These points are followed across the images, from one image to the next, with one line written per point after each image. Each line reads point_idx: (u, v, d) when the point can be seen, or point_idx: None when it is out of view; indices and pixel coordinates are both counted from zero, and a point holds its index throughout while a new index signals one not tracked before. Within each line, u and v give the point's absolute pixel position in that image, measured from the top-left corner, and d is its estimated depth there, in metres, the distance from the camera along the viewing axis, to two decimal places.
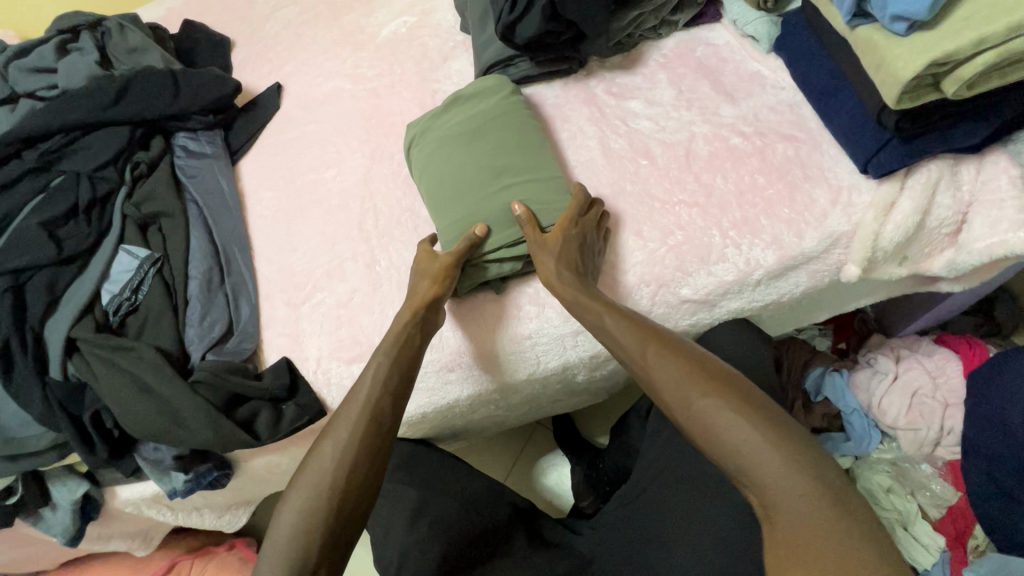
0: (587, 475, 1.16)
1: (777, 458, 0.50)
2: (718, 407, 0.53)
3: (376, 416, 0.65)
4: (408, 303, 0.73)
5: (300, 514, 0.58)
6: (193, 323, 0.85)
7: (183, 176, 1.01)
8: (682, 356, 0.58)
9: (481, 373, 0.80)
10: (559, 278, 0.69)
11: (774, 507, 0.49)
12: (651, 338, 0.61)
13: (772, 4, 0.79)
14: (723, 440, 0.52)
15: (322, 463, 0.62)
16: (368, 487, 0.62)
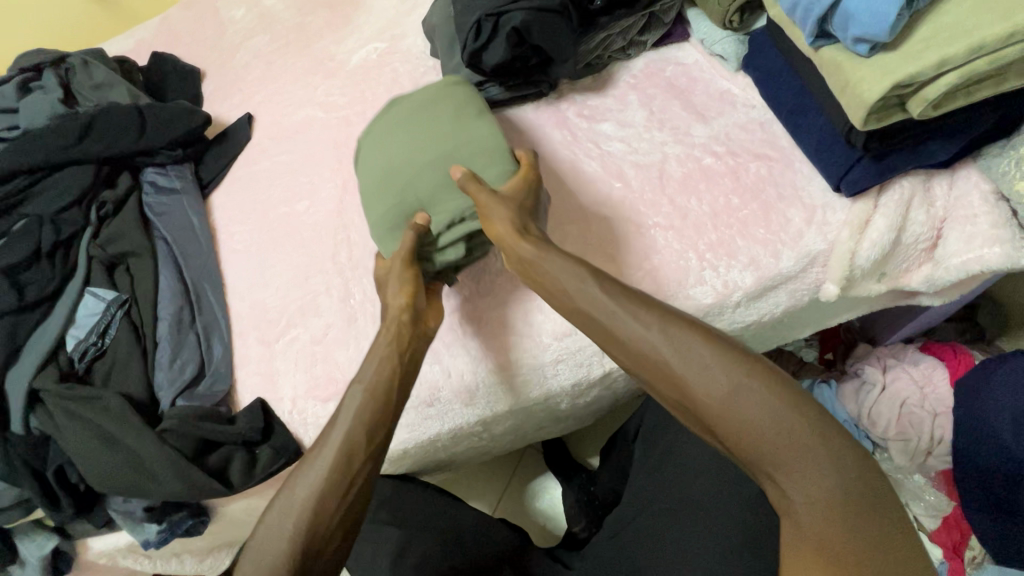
0: (580, 498, 1.14)
1: (807, 442, 0.47)
2: (739, 386, 0.50)
3: (351, 442, 0.61)
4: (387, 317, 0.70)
5: (265, 562, 0.54)
6: (162, 367, 0.83)
7: (151, 213, 0.98)
8: (690, 330, 0.54)
9: (461, 407, 0.78)
10: (536, 258, 0.64)
11: (799, 495, 0.47)
12: (652, 313, 0.56)
13: (738, 23, 0.77)
14: (746, 424, 0.49)
15: (292, 503, 0.58)
16: (343, 517, 0.58)
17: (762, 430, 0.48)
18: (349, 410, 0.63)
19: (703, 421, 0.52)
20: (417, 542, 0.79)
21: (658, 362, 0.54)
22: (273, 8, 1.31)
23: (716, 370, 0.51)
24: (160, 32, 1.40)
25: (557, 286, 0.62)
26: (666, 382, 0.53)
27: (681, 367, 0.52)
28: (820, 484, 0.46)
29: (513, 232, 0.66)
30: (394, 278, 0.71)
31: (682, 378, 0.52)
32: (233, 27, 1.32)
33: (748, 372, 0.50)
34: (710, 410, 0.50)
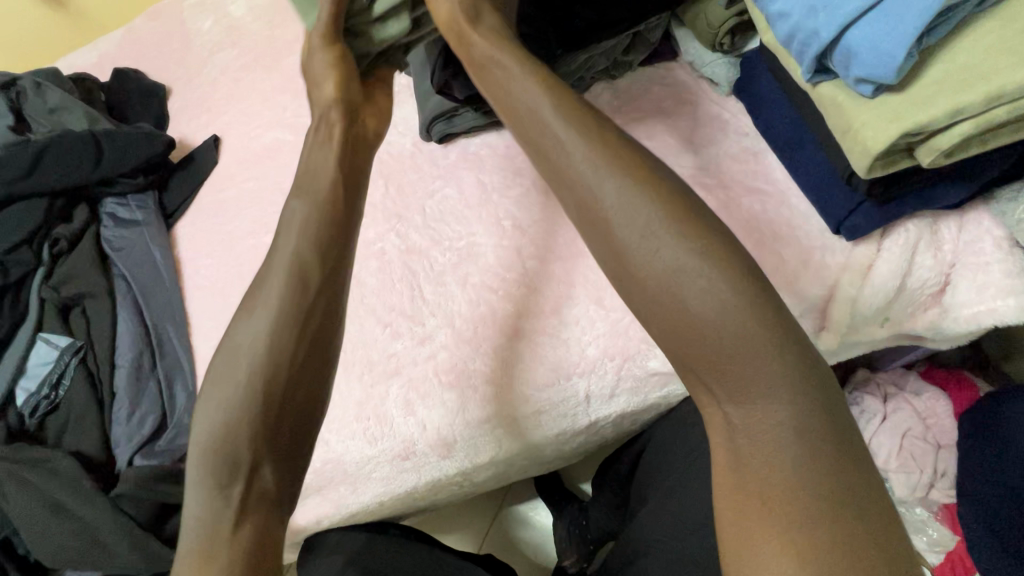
0: (569, 530, 1.08)
1: (766, 353, 0.42)
2: (697, 270, 0.43)
3: (303, 269, 0.53)
4: (320, 144, 0.59)
5: (222, 410, 0.49)
6: (120, 421, 0.78)
7: (110, 249, 0.93)
8: (649, 194, 0.45)
9: (437, 460, 0.73)
10: (494, 58, 0.54)
11: (745, 409, 0.42)
12: (621, 168, 0.46)
13: (728, 45, 0.72)
14: (702, 322, 0.42)
15: (243, 339, 0.51)
16: (301, 366, 0.51)
17: (718, 330, 0.42)
18: (284, 251, 0.54)
19: (644, 309, 0.45)
20: None
21: (614, 227, 0.45)
22: (241, 19, 1.23)
23: (682, 252, 0.43)
24: (125, 45, 1.32)
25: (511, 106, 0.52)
26: (617, 253, 0.45)
27: (638, 241, 0.44)
28: (773, 406, 0.41)
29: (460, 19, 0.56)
30: (313, 56, 0.61)
31: (642, 253, 0.44)
32: (200, 40, 1.25)
33: (717, 261, 0.43)
34: (661, 297, 0.43)
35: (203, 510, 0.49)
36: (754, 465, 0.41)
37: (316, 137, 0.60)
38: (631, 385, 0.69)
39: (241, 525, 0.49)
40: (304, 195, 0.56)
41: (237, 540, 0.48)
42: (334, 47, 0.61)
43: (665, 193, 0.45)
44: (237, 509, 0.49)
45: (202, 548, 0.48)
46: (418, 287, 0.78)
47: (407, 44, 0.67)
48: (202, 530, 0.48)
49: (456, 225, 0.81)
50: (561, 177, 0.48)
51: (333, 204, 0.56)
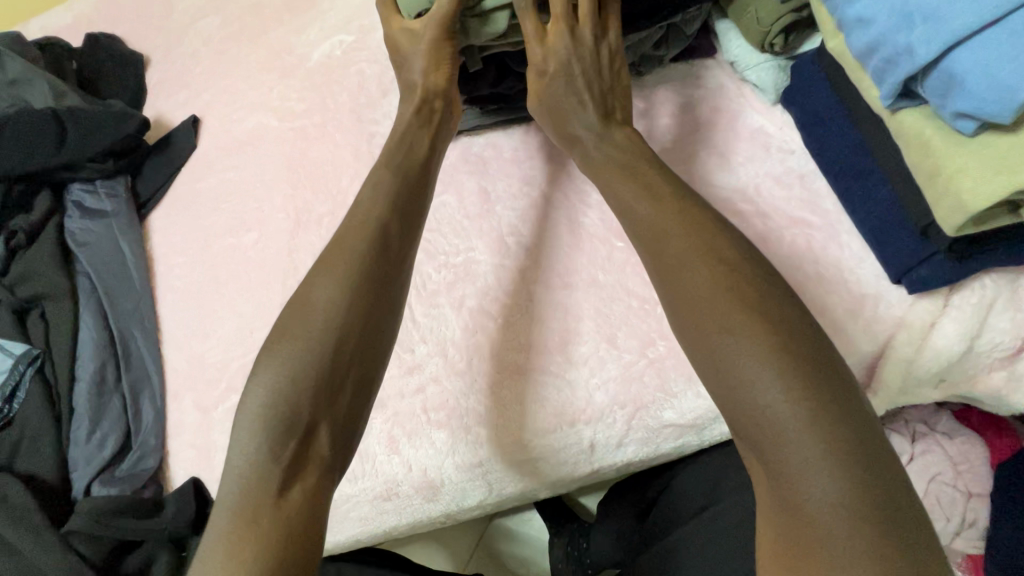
0: (567, 551, 1.03)
1: (813, 433, 0.40)
2: (739, 333, 0.44)
3: (383, 233, 0.57)
4: (403, 118, 0.65)
5: (285, 366, 0.50)
6: (79, 441, 0.71)
7: (73, 243, 0.84)
8: (700, 253, 0.48)
9: (421, 501, 0.67)
10: (570, 113, 0.61)
11: (788, 488, 0.41)
12: (687, 229, 0.50)
13: (780, 47, 0.61)
14: (747, 387, 0.43)
15: (320, 298, 0.53)
16: (366, 340, 0.53)
17: (761, 399, 0.42)
18: (358, 226, 0.57)
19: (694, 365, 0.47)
20: None
21: (673, 281, 0.49)
22: None
23: (734, 317, 0.45)
24: (100, 6, 1.20)
25: (591, 154, 0.60)
26: (675, 306, 0.48)
27: (691, 301, 0.47)
28: (816, 489, 0.39)
29: (535, 75, 0.62)
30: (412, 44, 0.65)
31: (695, 311, 0.47)
32: (181, 4, 1.13)
33: (765, 329, 0.44)
34: (709, 357, 0.45)
35: (252, 466, 0.48)
36: (794, 545, 0.40)
37: (405, 120, 0.65)
38: (642, 435, 0.62)
39: (288, 490, 0.48)
40: (381, 182, 0.60)
41: (279, 512, 0.47)
42: (424, 48, 0.63)
43: (726, 258, 0.47)
44: (287, 471, 0.48)
45: (241, 508, 0.47)
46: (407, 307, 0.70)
47: (484, 47, 0.66)
48: (246, 486, 0.48)
49: (453, 238, 0.72)
50: (635, 228, 0.53)
51: (409, 191, 0.60)
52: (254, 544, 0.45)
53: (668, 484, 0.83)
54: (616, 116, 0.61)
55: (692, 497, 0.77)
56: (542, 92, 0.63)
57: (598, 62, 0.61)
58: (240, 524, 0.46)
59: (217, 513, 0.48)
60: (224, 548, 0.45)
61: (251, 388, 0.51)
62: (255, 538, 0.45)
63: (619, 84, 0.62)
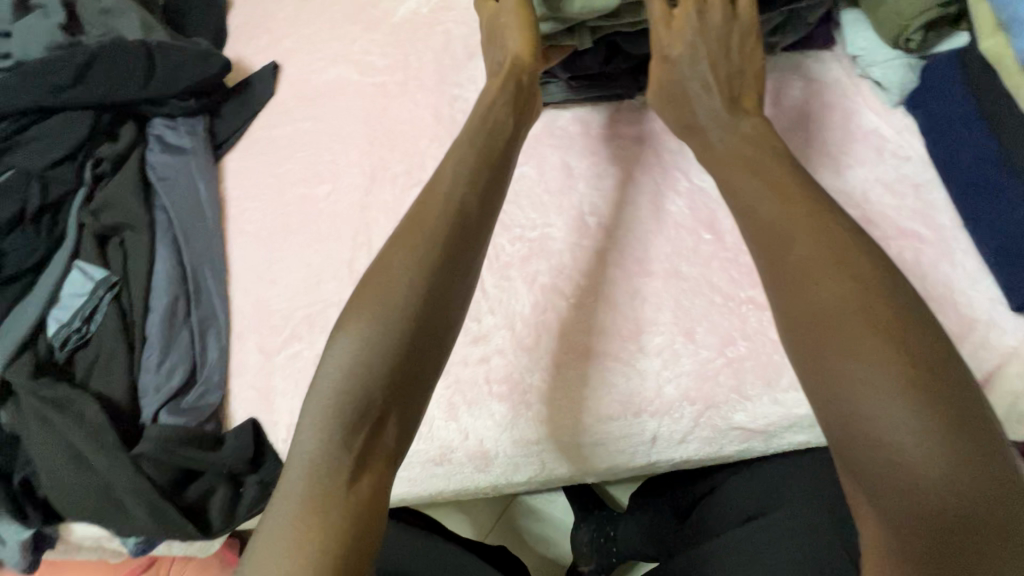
0: (592, 536, 1.04)
1: (940, 481, 0.38)
2: (869, 360, 0.41)
3: (465, 214, 0.55)
4: (488, 92, 0.63)
5: (358, 347, 0.48)
6: (149, 368, 0.74)
7: (153, 177, 0.86)
8: (833, 268, 0.45)
9: (473, 470, 0.67)
10: (694, 98, 0.60)
11: (897, 532, 0.39)
12: (819, 240, 0.47)
13: (916, 45, 0.60)
14: (866, 419, 0.40)
15: (398, 275, 0.51)
16: (446, 324, 0.51)
17: (883, 436, 0.40)
18: (441, 203, 0.55)
19: (808, 385, 0.45)
20: None
21: (794, 294, 0.46)
22: None
23: (862, 341, 0.42)
24: None
25: (714, 150, 0.57)
26: (793, 319, 0.46)
27: (817, 318, 0.44)
28: (931, 538, 0.38)
29: (657, 57, 0.61)
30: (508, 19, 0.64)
31: (817, 328, 0.44)
32: None
33: (902, 360, 0.41)
34: (827, 381, 0.43)
35: (320, 451, 0.46)
36: None
37: (490, 97, 0.62)
38: (707, 434, 0.60)
39: (358, 479, 0.46)
40: (465, 160, 0.58)
41: (347, 502, 0.45)
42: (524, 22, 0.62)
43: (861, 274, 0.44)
44: (354, 463, 0.46)
45: (310, 495, 0.45)
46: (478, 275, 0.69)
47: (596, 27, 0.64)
48: (316, 470, 0.45)
49: (531, 211, 0.71)
50: (760, 235, 0.50)
51: (492, 171, 0.58)
52: (325, 532, 0.43)
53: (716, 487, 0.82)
54: (743, 105, 0.58)
55: (743, 502, 0.76)
56: (665, 74, 0.61)
57: (730, 42, 0.59)
58: (308, 511, 0.44)
59: (282, 499, 0.45)
60: (292, 535, 0.43)
61: (326, 362, 0.48)
62: (328, 524, 0.44)
63: (751, 68, 0.59)
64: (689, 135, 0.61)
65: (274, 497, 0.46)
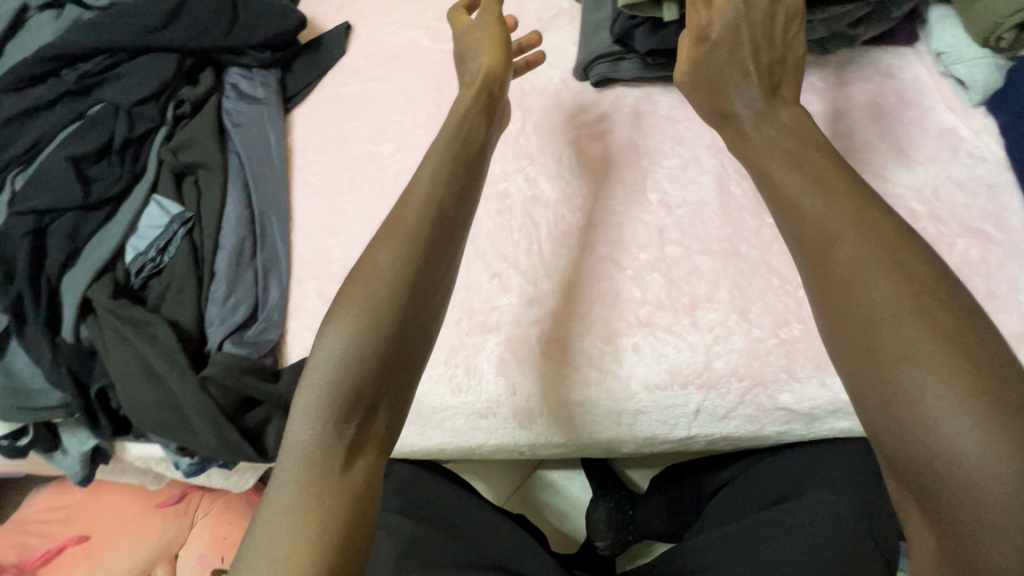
0: (611, 512, 1.05)
1: (1015, 492, 0.35)
2: (927, 359, 0.39)
3: (443, 214, 0.57)
4: (461, 106, 0.66)
5: (347, 341, 0.49)
6: (216, 301, 0.77)
7: (229, 122, 0.89)
8: (884, 267, 0.43)
9: (514, 427, 0.70)
10: (730, 96, 0.60)
11: (965, 546, 0.36)
12: (867, 237, 0.45)
13: (1005, 44, 0.60)
14: (928, 425, 0.38)
15: (383, 269, 0.52)
16: (427, 315, 0.54)
17: (948, 443, 0.37)
18: (419, 205, 0.57)
19: (858, 390, 0.43)
20: (427, 545, 0.75)
21: (843, 295, 0.44)
22: None
23: (921, 344, 0.40)
24: None
25: (750, 138, 0.57)
26: (840, 323, 0.44)
27: (866, 317, 0.42)
28: (1004, 553, 0.35)
29: (697, 38, 0.61)
30: (476, 46, 0.71)
31: (868, 330, 0.42)
32: None
33: (963, 360, 0.38)
34: (879, 383, 0.41)
35: (313, 441, 0.48)
36: None
37: (462, 111, 0.66)
38: (750, 412, 0.62)
39: (352, 464, 0.48)
40: (442, 164, 0.60)
41: (342, 486, 0.47)
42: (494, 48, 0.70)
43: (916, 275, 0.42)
44: (348, 451, 0.48)
45: (308, 480, 0.46)
46: (537, 241, 0.72)
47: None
48: (309, 457, 0.47)
49: (593, 183, 0.73)
50: (801, 234, 0.49)
51: (466, 174, 0.61)
52: (321, 513, 0.45)
53: (745, 471, 0.83)
54: (783, 94, 0.58)
55: (773, 486, 0.77)
56: (702, 58, 0.62)
57: (773, 27, 0.59)
58: (305, 495, 0.46)
59: (280, 485, 0.47)
60: (289, 519, 0.44)
61: (315, 357, 0.50)
62: (326, 505, 0.45)
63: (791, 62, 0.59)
64: (722, 122, 0.61)
65: (270, 483, 0.47)
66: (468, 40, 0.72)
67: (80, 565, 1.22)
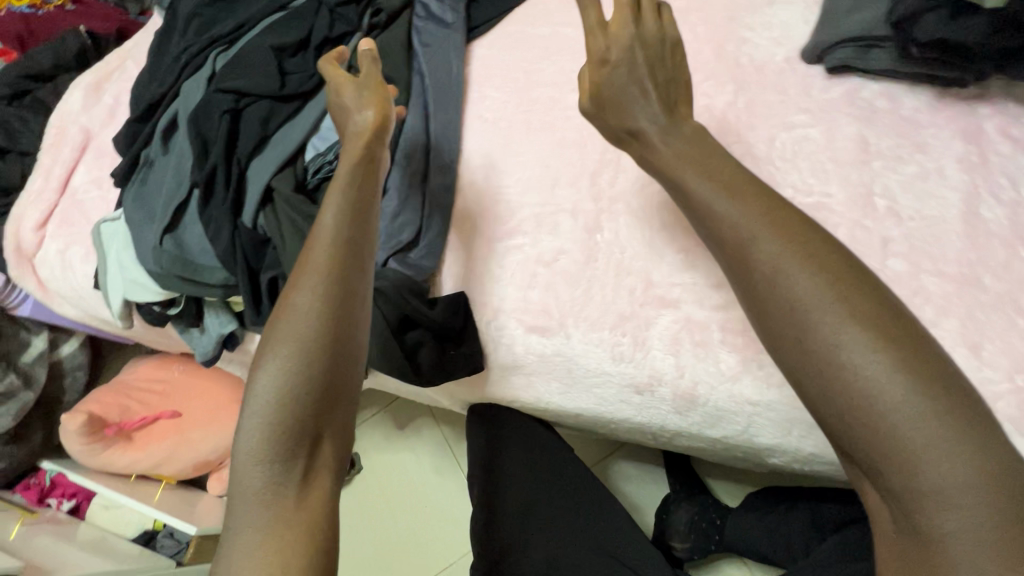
0: (694, 519, 1.02)
1: (953, 446, 0.39)
2: (862, 343, 0.41)
3: (347, 243, 0.54)
4: (350, 154, 0.58)
5: (278, 383, 0.50)
6: (385, 217, 0.78)
7: (418, 42, 0.87)
8: (807, 261, 0.45)
9: (669, 410, 0.67)
10: (689, 183, 0.51)
11: (921, 519, 0.39)
12: (791, 242, 0.45)
13: None
14: (874, 409, 0.40)
15: (297, 313, 0.51)
16: (355, 336, 0.54)
17: (894, 420, 0.40)
18: (328, 244, 0.54)
19: (802, 380, 0.44)
20: (546, 509, 0.79)
21: (773, 294, 0.45)
22: None
23: (851, 336, 0.42)
24: None
25: (665, 160, 0.52)
26: (779, 327, 0.45)
27: (803, 321, 0.43)
28: (954, 514, 0.38)
29: (596, 60, 0.54)
30: (347, 92, 0.62)
31: (804, 328, 0.43)
32: None
33: (890, 337, 0.41)
34: (823, 375, 0.42)
35: (265, 485, 0.49)
36: (924, 564, 0.39)
37: (354, 156, 0.58)
38: None
39: (306, 492, 0.50)
40: (347, 194, 0.56)
41: (301, 511, 0.49)
42: (366, 87, 0.62)
43: (833, 267, 0.44)
44: (299, 485, 0.50)
45: (269, 523, 0.48)
46: None
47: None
48: (267, 499, 0.49)
49: (808, 176, 0.67)
50: (722, 242, 0.48)
51: (361, 202, 0.56)
52: (282, 550, 0.47)
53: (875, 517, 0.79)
54: (682, 115, 0.54)
55: None
56: (608, 82, 0.54)
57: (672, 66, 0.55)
58: (266, 538, 0.48)
59: (239, 529, 0.49)
60: (257, 560, 0.47)
61: (250, 405, 0.50)
62: (285, 543, 0.47)
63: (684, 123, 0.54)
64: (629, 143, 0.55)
65: (231, 524, 0.49)
66: (346, 83, 0.62)
67: (168, 438, 1.27)
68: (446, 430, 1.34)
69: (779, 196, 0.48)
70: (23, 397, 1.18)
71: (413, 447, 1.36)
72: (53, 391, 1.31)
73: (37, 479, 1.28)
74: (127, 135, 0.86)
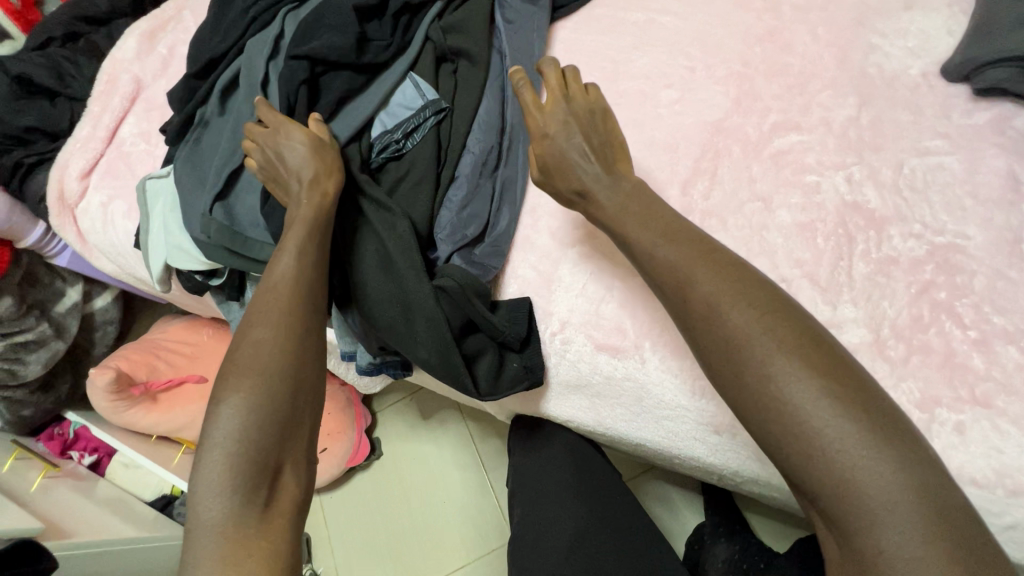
0: (734, 557, 0.94)
1: (881, 461, 0.38)
2: (790, 369, 0.41)
3: (303, 274, 0.57)
4: (303, 207, 0.60)
5: (241, 407, 0.49)
6: (451, 207, 0.70)
7: (501, 17, 0.79)
8: (737, 290, 0.45)
9: (749, 457, 0.60)
10: (631, 238, 0.52)
11: (859, 541, 0.38)
12: (723, 275, 0.46)
13: None
14: (804, 431, 0.40)
15: (257, 346, 0.52)
16: (314, 367, 0.55)
17: (823, 441, 0.39)
18: (290, 283, 0.56)
19: (742, 407, 0.43)
20: (595, 542, 0.69)
21: (710, 330, 0.45)
22: None
23: (778, 361, 0.42)
24: None
25: (610, 216, 0.54)
26: (714, 358, 0.45)
27: (733, 354, 0.43)
28: (894, 536, 0.37)
29: (535, 136, 0.58)
30: (294, 138, 0.63)
31: (735, 358, 0.43)
32: None
33: (815, 364, 0.42)
34: (756, 400, 0.42)
35: (226, 515, 0.46)
36: None
37: (315, 200, 0.61)
38: None
39: (269, 514, 0.47)
40: (309, 234, 0.59)
41: (263, 533, 0.46)
42: (313, 140, 0.64)
43: (756, 298, 0.45)
44: (261, 514, 0.47)
45: (228, 553, 0.45)
46: (848, 257, 0.59)
47: None
48: (225, 530, 0.46)
49: (941, 212, 0.59)
50: (659, 277, 0.49)
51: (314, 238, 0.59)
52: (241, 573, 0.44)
53: None
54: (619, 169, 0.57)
55: None
56: (548, 152, 0.57)
57: (605, 128, 0.58)
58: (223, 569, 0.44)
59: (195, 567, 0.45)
60: None
61: (210, 436, 0.49)
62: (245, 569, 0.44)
63: (625, 183, 0.55)
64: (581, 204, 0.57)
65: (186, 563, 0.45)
66: (291, 137, 0.63)
67: (193, 404, 1.24)
68: (471, 427, 1.28)
69: (709, 239, 0.49)
70: (53, 346, 1.16)
71: (437, 438, 1.30)
72: (83, 343, 1.29)
73: (60, 429, 1.27)
74: (183, 91, 0.81)
